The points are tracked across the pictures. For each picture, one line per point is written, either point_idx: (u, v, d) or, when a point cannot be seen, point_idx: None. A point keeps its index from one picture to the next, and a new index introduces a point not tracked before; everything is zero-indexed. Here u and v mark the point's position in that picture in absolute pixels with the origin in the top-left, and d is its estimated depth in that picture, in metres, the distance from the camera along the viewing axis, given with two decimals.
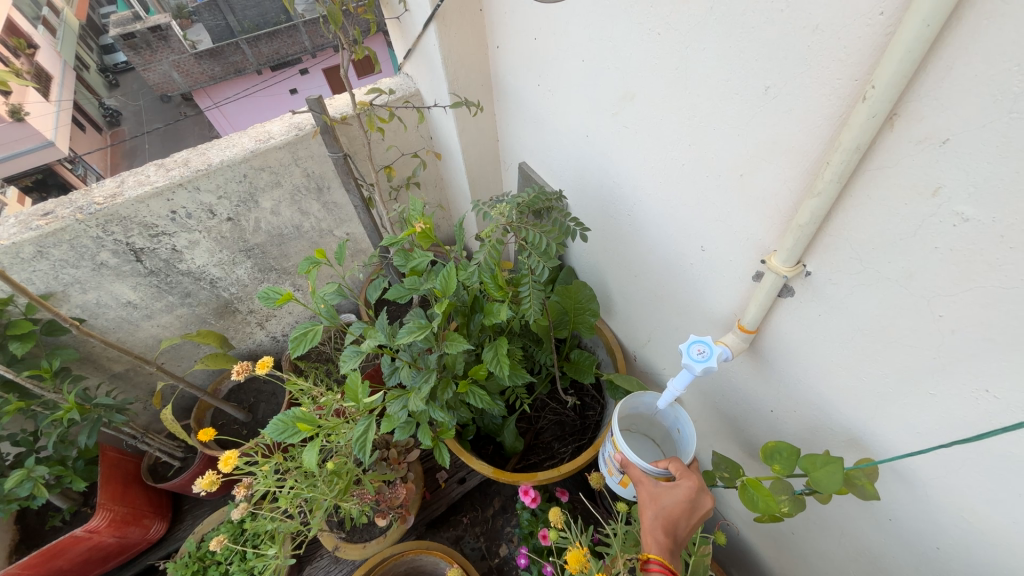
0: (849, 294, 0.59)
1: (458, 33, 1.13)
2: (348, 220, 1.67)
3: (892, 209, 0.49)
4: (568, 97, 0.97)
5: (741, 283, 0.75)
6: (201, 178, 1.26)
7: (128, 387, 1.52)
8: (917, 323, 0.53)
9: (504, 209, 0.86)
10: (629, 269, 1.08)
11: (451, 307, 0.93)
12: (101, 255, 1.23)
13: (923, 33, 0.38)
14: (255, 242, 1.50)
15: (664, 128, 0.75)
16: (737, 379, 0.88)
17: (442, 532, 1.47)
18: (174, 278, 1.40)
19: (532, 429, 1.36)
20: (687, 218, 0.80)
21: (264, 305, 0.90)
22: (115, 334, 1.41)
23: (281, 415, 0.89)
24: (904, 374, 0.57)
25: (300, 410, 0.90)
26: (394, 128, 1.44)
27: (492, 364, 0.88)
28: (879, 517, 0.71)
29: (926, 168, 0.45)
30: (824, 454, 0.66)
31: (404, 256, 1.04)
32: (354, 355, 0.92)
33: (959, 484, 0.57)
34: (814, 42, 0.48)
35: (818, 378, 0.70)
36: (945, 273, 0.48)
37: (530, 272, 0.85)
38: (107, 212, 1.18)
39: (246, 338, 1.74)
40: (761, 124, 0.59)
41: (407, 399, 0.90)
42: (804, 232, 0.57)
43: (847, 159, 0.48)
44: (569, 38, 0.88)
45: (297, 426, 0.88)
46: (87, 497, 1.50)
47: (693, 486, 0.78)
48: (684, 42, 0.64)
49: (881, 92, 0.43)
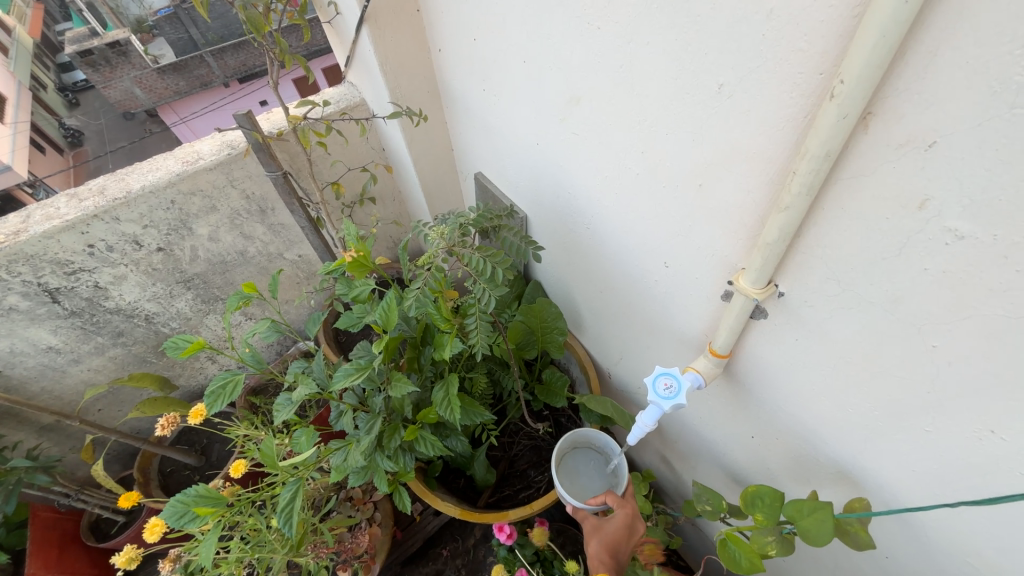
0: (827, 318, 0.51)
1: (394, 38, 1.04)
2: (298, 241, 1.55)
3: (873, 224, 0.42)
4: (516, 102, 0.88)
5: (709, 303, 0.67)
6: (120, 207, 1.13)
7: (60, 439, 1.38)
8: (908, 353, 0.45)
9: (443, 231, 0.76)
10: (594, 285, 1.00)
11: (396, 342, 0.84)
12: (8, 299, 1.10)
13: (900, 12, 0.30)
14: (194, 271, 1.37)
15: (613, 135, 0.67)
16: (714, 403, 0.80)
17: (420, 568, 1.37)
18: (101, 317, 1.27)
19: (506, 457, 1.27)
20: (646, 232, 0.72)
21: (173, 356, 0.80)
22: (38, 383, 1.27)
23: (181, 495, 0.78)
24: (895, 407, 0.50)
25: (203, 487, 0.80)
26: (337, 142, 1.33)
27: (442, 406, 0.79)
28: (874, 556, 0.64)
29: (910, 176, 0.37)
30: (811, 498, 0.58)
31: (346, 285, 0.94)
32: (288, 404, 0.81)
33: (962, 527, 0.50)
34: (770, 30, 0.40)
35: (800, 407, 0.63)
36: (937, 297, 0.40)
37: (476, 301, 0.76)
38: (10, 252, 1.05)
39: (196, 375, 1.60)
40: (714, 128, 0.51)
41: (348, 452, 0.80)
42: (772, 251, 0.49)
43: (816, 168, 0.40)
44: (509, 38, 0.79)
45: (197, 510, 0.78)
46: (20, 563, 1.35)
47: (630, 511, 0.84)
48: (627, 36, 0.56)
49: (851, 88, 0.35)
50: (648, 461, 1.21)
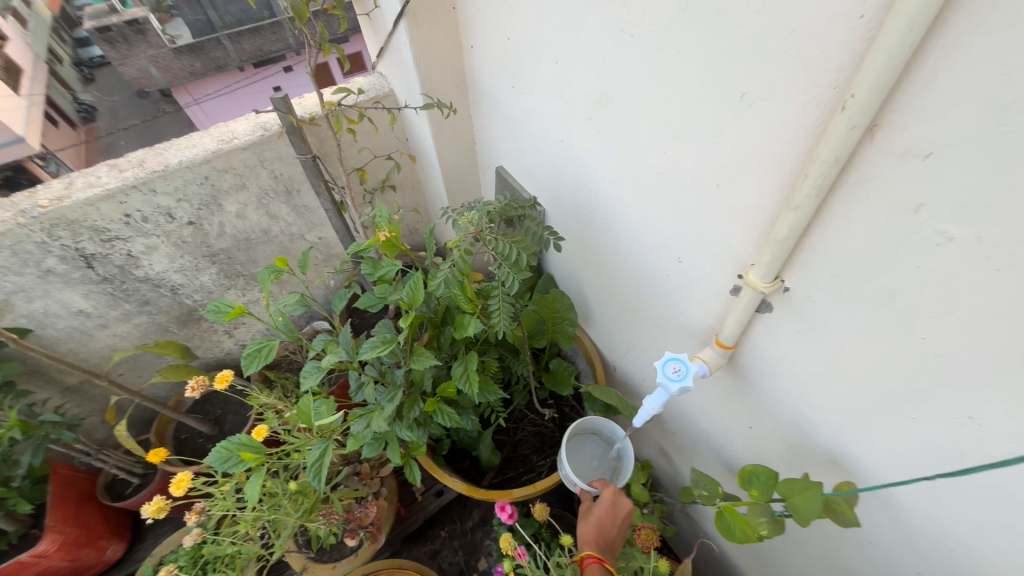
0: (828, 313, 0.56)
1: (430, 32, 1.09)
2: (319, 224, 1.60)
3: (874, 225, 0.46)
4: (544, 99, 0.93)
5: (718, 297, 0.72)
6: (158, 180, 1.19)
7: (83, 400, 1.43)
8: (899, 346, 0.50)
9: (472, 218, 0.82)
10: (607, 279, 1.04)
11: (419, 319, 0.89)
12: (47, 262, 1.16)
13: (907, 37, 0.35)
14: (219, 247, 1.42)
15: (637, 136, 0.72)
16: (716, 394, 0.85)
17: (419, 547, 1.42)
18: (131, 284, 1.32)
19: (510, 441, 1.32)
20: (662, 229, 0.77)
21: (212, 318, 0.87)
22: (66, 345, 1.33)
23: (225, 442, 0.85)
24: (885, 396, 0.54)
25: (247, 437, 0.86)
26: (366, 130, 1.38)
27: (461, 381, 0.85)
28: (858, 539, 0.69)
29: (909, 183, 0.42)
30: (804, 478, 0.63)
31: (372, 264, 0.99)
32: (315, 371, 0.86)
33: (939, 510, 0.55)
34: (791, 46, 0.45)
35: (797, 398, 0.67)
36: (927, 293, 0.45)
37: (500, 284, 0.81)
38: (52, 217, 1.10)
39: (213, 347, 1.65)
40: (733, 133, 0.56)
41: (371, 418, 0.86)
42: (781, 247, 0.54)
43: (826, 172, 0.45)
44: (542, 38, 0.84)
45: (242, 456, 0.85)
46: (38, 517, 1.40)
47: (612, 490, 0.91)
48: (659, 44, 0.60)
49: (861, 101, 0.39)
50: (647, 453, 1.26)
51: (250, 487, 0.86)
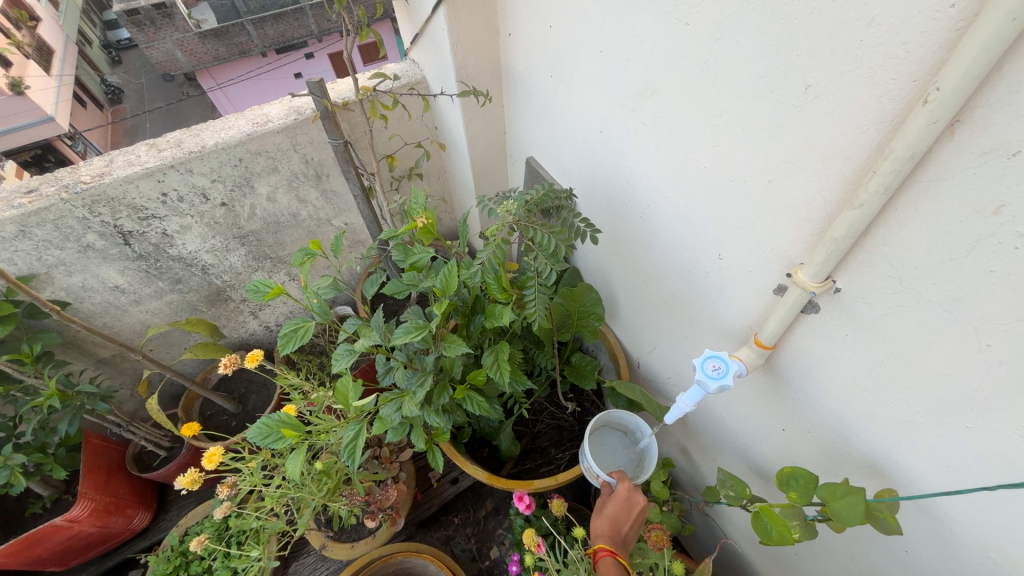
0: (881, 316, 0.55)
1: (468, 19, 1.08)
2: (346, 209, 1.62)
3: (943, 226, 0.45)
4: (584, 89, 0.91)
5: (760, 296, 0.70)
6: (195, 160, 1.20)
7: (114, 373, 1.47)
8: (959, 352, 0.48)
9: (510, 207, 0.82)
10: (638, 274, 1.03)
11: (452, 306, 0.90)
12: (87, 237, 1.18)
13: (1007, 28, 0.33)
14: (250, 228, 1.44)
15: (683, 129, 0.71)
16: (749, 395, 0.83)
17: (432, 532, 1.42)
18: (164, 262, 1.35)
19: (530, 433, 1.32)
20: (703, 224, 0.76)
21: (253, 297, 0.97)
22: (101, 319, 1.36)
23: (265, 419, 0.88)
24: (938, 404, 0.53)
25: (286, 414, 0.89)
26: (397, 117, 1.39)
27: (492, 370, 0.85)
28: (892, 548, 0.67)
29: (988, 183, 0.40)
30: (845, 483, 0.63)
31: (404, 251, 0.98)
32: (348, 354, 0.88)
33: (989, 523, 0.53)
34: (868, 37, 0.43)
35: (838, 402, 0.66)
36: (998, 298, 0.43)
37: (535, 275, 0.81)
38: (94, 193, 1.12)
39: (239, 327, 1.68)
40: (794, 126, 0.54)
41: (402, 402, 0.86)
42: (838, 246, 0.53)
43: (898, 169, 0.44)
44: (587, 27, 0.83)
45: (282, 432, 0.88)
46: (69, 484, 1.45)
47: (627, 484, 0.89)
48: (716, 34, 0.59)
49: (946, 96, 0.38)
50: (668, 451, 1.26)
51: (290, 463, 0.88)
